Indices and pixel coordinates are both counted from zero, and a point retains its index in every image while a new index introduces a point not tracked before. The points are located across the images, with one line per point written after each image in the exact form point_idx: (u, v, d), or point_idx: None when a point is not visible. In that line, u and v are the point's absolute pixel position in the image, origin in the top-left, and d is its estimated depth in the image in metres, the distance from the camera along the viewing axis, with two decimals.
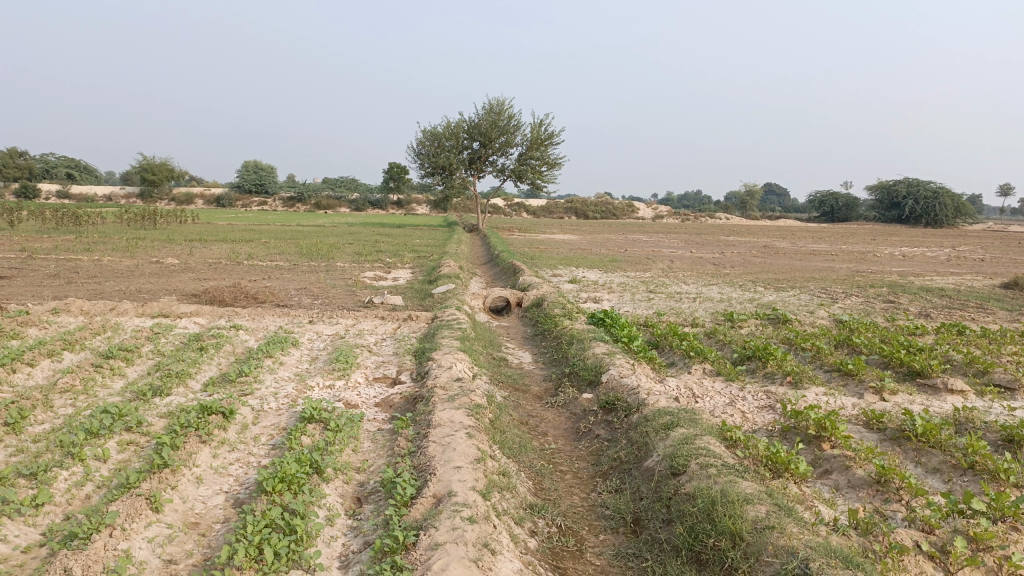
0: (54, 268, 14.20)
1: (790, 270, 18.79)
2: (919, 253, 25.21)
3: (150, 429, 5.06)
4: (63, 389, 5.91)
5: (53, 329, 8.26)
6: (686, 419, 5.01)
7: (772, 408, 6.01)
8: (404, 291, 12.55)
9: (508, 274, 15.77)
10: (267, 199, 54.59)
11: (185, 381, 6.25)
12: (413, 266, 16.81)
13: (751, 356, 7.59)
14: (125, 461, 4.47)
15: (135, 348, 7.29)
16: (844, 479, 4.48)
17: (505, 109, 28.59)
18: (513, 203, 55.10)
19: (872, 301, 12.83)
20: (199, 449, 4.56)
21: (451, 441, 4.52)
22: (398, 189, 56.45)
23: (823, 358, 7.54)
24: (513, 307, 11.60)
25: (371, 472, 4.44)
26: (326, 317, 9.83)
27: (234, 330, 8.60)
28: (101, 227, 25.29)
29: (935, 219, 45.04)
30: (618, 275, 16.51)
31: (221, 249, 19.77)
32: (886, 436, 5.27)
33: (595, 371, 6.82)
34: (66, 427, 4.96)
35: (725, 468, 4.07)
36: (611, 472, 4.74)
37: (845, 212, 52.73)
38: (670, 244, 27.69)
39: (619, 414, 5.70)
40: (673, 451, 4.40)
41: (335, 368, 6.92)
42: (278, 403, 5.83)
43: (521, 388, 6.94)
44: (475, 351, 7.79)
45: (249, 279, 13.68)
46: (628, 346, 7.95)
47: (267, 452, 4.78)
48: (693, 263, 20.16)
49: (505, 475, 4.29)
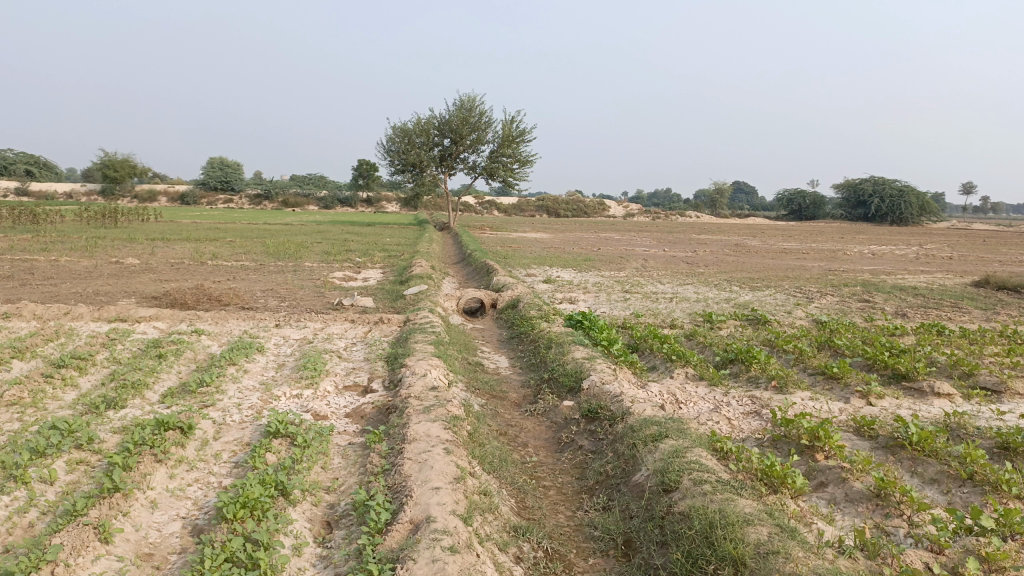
0: (8, 269, 13.60)
1: (763, 268, 18.75)
2: (888, 251, 25.39)
3: (103, 446, 4.71)
4: (10, 402, 5.51)
5: (3, 335, 7.80)
6: (674, 430, 4.77)
7: (759, 415, 5.81)
8: (375, 292, 12.21)
9: (481, 274, 15.46)
10: (233, 197, 53.66)
11: (142, 392, 5.88)
12: (384, 266, 16.46)
13: (734, 360, 7.39)
14: (73, 484, 4.11)
15: (89, 357, 6.88)
16: (840, 493, 4.28)
17: (476, 106, 28.29)
18: (484, 201, 54.77)
19: (847, 300, 12.77)
20: (154, 470, 4.22)
21: (428, 458, 4.24)
22: (368, 186, 55.74)
23: (806, 361, 7.37)
24: (488, 308, 11.32)
25: (342, 493, 4.13)
26: (293, 320, 9.45)
27: (197, 336, 8.20)
28: (60, 226, 24.50)
29: (901, 217, 45.70)
30: (593, 274, 16.29)
31: (185, 248, 19.20)
32: (878, 444, 5.09)
33: (576, 377, 6.57)
34: (10, 445, 4.58)
35: (721, 485, 3.84)
36: (597, 488, 4.49)
37: (812, 211, 53.33)
38: (642, 242, 27.57)
39: (602, 423, 5.45)
40: (664, 466, 4.16)
41: (303, 376, 6.59)
42: (241, 416, 5.49)
43: (498, 395, 6.67)
44: (450, 356, 7.50)
45: (213, 280, 13.22)
46: (608, 350, 7.70)
47: (229, 471, 4.46)
48: (666, 261, 20.03)
49: (486, 495, 4.01)
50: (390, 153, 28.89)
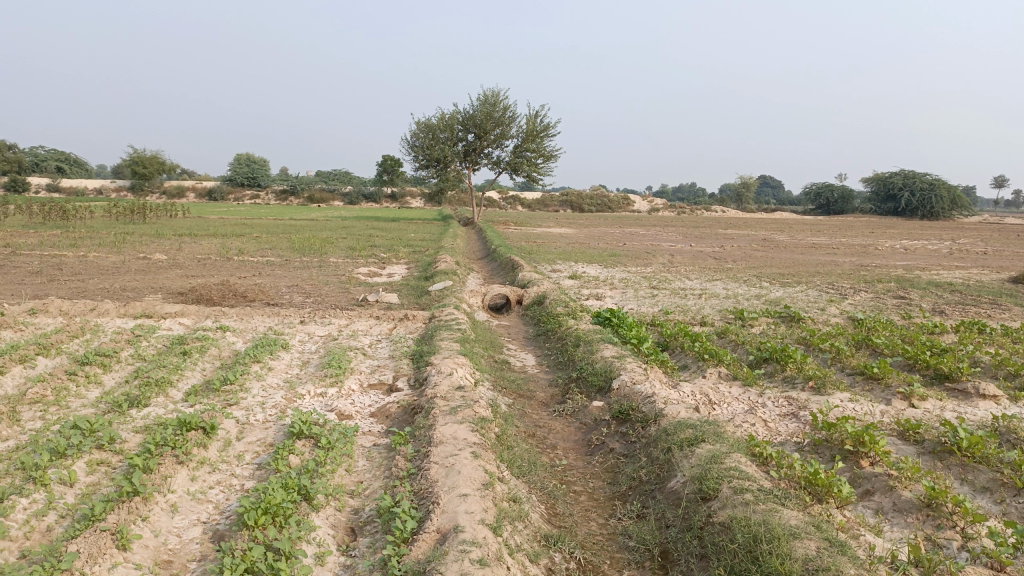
0: (37, 265, 13.71)
1: (793, 264, 18.39)
2: (921, 246, 24.85)
3: (124, 446, 4.63)
4: (33, 401, 5.46)
5: (29, 331, 7.79)
6: (711, 433, 4.57)
7: (797, 417, 5.59)
8: (400, 288, 12.11)
9: (507, 270, 15.31)
10: (259, 193, 54.03)
11: (165, 390, 5.81)
12: (408, 262, 16.37)
13: (769, 359, 7.16)
14: (93, 486, 4.02)
15: (113, 353, 6.84)
16: (888, 502, 4.08)
17: (500, 100, 28.11)
18: (508, 196, 54.62)
19: (882, 297, 12.43)
20: (176, 472, 4.12)
21: (455, 462, 4.09)
22: (392, 182, 55.79)
23: (844, 360, 7.13)
24: (514, 304, 11.17)
25: (366, 497, 3.99)
26: (318, 316, 9.37)
27: (221, 332, 8.14)
28: (90, 221, 24.75)
29: (931, 211, 44.86)
30: (619, 270, 16.07)
31: (211, 243, 19.27)
32: (924, 450, 4.87)
33: (605, 377, 6.39)
34: (31, 445, 4.51)
35: (763, 494, 3.65)
36: (630, 494, 4.32)
37: (841, 205, 52.49)
38: (667, 237, 27.24)
39: (634, 426, 5.27)
40: (701, 472, 3.97)
41: (327, 375, 6.47)
42: (265, 415, 5.39)
43: (526, 395, 6.51)
44: (476, 354, 7.35)
45: (239, 276, 13.23)
46: (637, 349, 7.50)
47: (252, 473, 4.35)
48: (693, 257, 19.75)
49: (516, 501, 3.86)
50: (414, 148, 28.83)
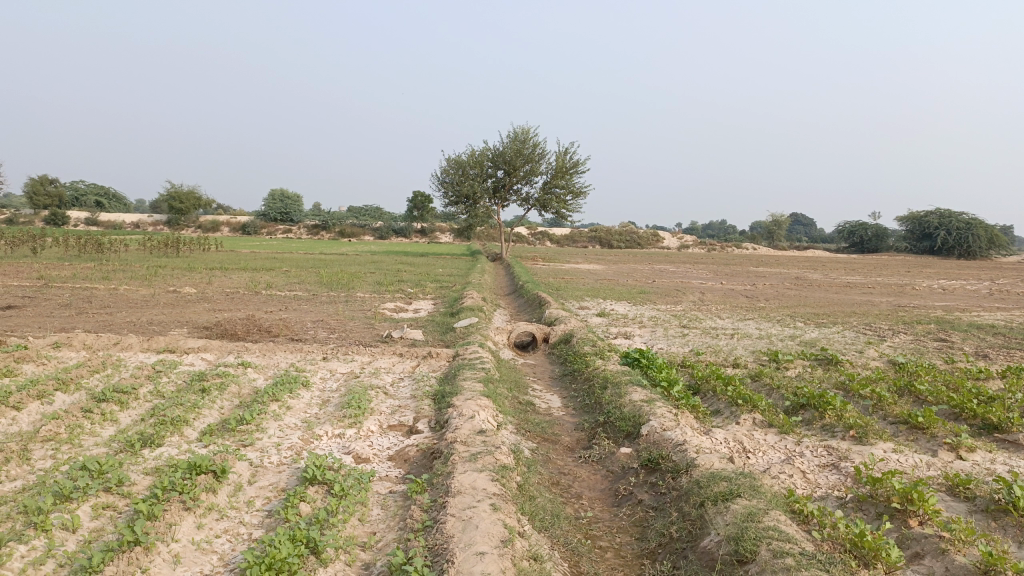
0: (67, 298, 13.80)
1: (828, 303, 17.95)
2: (960, 287, 24.19)
3: (133, 488, 4.47)
4: (46, 438, 5.34)
5: (51, 365, 7.74)
6: (747, 487, 4.29)
7: (838, 468, 5.28)
8: (425, 324, 11.97)
9: (534, 306, 15.11)
10: (291, 227, 54.68)
11: (180, 429, 5.66)
12: (435, 297, 16.27)
13: (806, 405, 6.84)
14: (96, 533, 3.85)
15: (131, 390, 6.72)
16: (940, 566, 3.76)
17: (529, 137, 28.16)
18: (537, 232, 54.66)
19: (922, 339, 12.00)
20: (182, 519, 3.94)
21: (473, 516, 3.86)
22: (422, 218, 56.12)
23: (886, 408, 6.79)
24: (540, 343, 10.94)
25: (378, 551, 3.77)
26: (341, 353, 9.22)
27: (243, 368, 8.02)
28: (123, 254, 25.10)
29: (968, 250, 43.91)
30: (649, 308, 15.79)
31: (240, 277, 19.36)
32: (977, 508, 4.54)
33: (634, 422, 6.12)
34: (37, 487, 4.36)
35: (805, 559, 3.38)
36: (660, 552, 4.04)
37: (875, 243, 51.67)
38: (697, 275, 26.89)
39: (664, 476, 5.00)
40: (737, 531, 3.70)
41: (346, 415, 6.29)
42: (280, 457, 5.21)
43: (550, 439, 6.26)
44: (500, 395, 7.12)
45: (265, 310, 13.20)
46: (667, 392, 7.22)
47: (261, 521, 4.15)
48: (724, 295, 19.40)
49: (537, 559, 3.61)
50: (444, 184, 28.98)
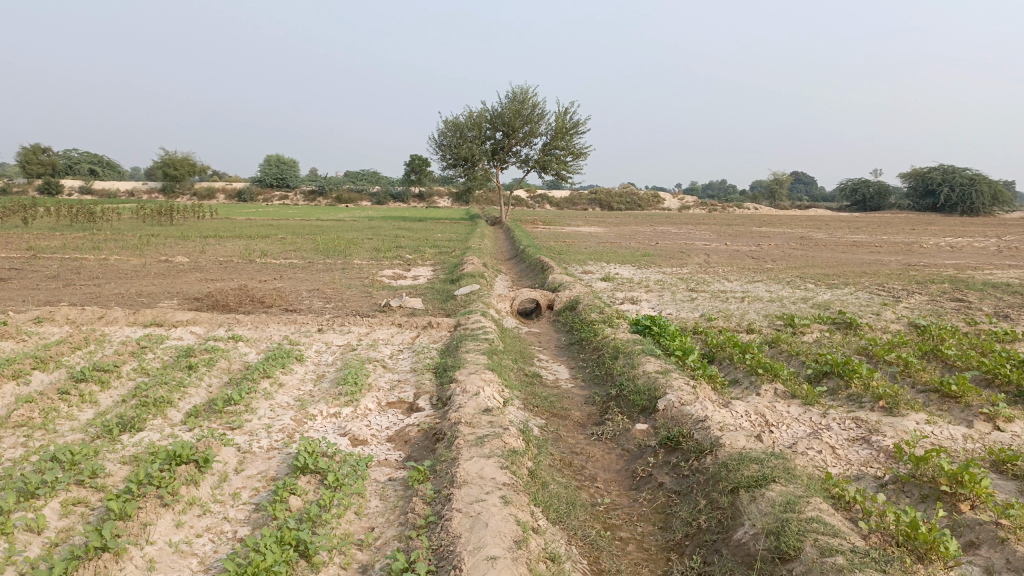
0: (55, 269, 13.33)
1: (837, 263, 17.46)
2: (967, 244, 23.67)
3: (108, 480, 4.09)
4: (17, 424, 4.94)
5: (32, 342, 7.32)
6: (781, 470, 3.90)
7: (870, 443, 4.89)
8: (425, 292, 11.55)
9: (536, 272, 14.64)
10: (288, 194, 53.93)
11: (164, 411, 5.27)
12: (434, 263, 15.82)
13: (829, 373, 6.45)
14: (65, 535, 3.48)
15: (114, 367, 6.32)
16: (999, 558, 3.38)
17: (528, 97, 27.41)
18: (536, 194, 53.94)
19: (939, 300, 11.57)
20: (158, 517, 3.55)
21: (482, 511, 3.47)
22: (419, 181, 55.26)
23: (914, 375, 6.39)
24: (544, 309, 10.53)
25: (377, 551, 3.39)
26: (337, 324, 8.80)
27: (233, 342, 7.62)
28: (116, 224, 24.49)
29: (972, 206, 43.29)
30: (654, 271, 15.35)
31: (234, 245, 18.86)
32: None
33: (649, 396, 5.72)
34: (2, 480, 3.97)
35: (858, 558, 2.99)
36: (687, 545, 3.68)
37: (877, 201, 51.01)
38: (701, 236, 26.38)
39: (686, 456, 4.60)
40: (777, 525, 3.32)
41: (342, 393, 5.89)
42: (270, 442, 4.83)
43: (559, 415, 5.87)
44: (505, 368, 6.73)
45: (260, 280, 12.77)
46: (682, 362, 6.82)
47: (247, 517, 3.77)
48: (730, 256, 18.96)
49: (554, 560, 3.24)
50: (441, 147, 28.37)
